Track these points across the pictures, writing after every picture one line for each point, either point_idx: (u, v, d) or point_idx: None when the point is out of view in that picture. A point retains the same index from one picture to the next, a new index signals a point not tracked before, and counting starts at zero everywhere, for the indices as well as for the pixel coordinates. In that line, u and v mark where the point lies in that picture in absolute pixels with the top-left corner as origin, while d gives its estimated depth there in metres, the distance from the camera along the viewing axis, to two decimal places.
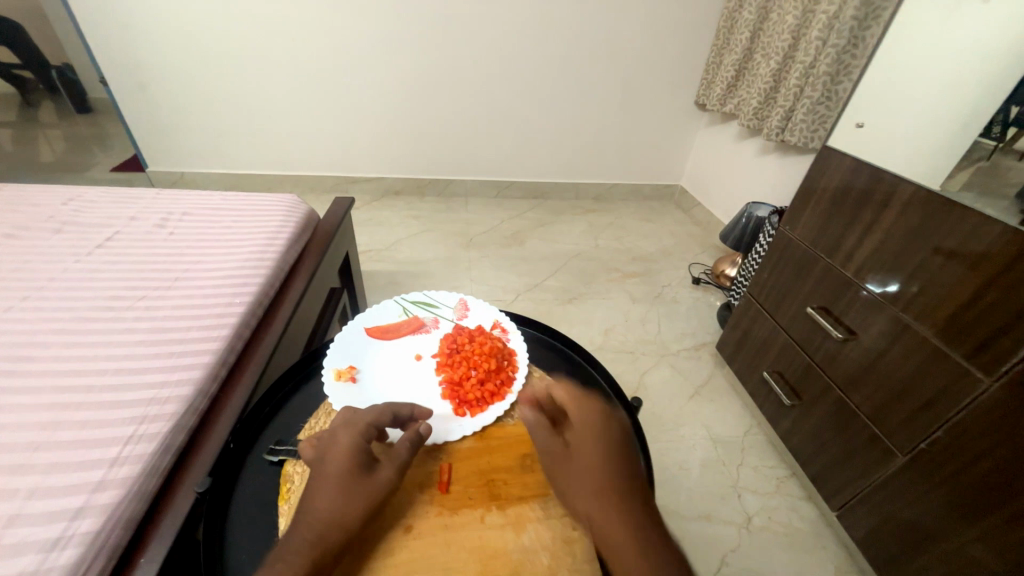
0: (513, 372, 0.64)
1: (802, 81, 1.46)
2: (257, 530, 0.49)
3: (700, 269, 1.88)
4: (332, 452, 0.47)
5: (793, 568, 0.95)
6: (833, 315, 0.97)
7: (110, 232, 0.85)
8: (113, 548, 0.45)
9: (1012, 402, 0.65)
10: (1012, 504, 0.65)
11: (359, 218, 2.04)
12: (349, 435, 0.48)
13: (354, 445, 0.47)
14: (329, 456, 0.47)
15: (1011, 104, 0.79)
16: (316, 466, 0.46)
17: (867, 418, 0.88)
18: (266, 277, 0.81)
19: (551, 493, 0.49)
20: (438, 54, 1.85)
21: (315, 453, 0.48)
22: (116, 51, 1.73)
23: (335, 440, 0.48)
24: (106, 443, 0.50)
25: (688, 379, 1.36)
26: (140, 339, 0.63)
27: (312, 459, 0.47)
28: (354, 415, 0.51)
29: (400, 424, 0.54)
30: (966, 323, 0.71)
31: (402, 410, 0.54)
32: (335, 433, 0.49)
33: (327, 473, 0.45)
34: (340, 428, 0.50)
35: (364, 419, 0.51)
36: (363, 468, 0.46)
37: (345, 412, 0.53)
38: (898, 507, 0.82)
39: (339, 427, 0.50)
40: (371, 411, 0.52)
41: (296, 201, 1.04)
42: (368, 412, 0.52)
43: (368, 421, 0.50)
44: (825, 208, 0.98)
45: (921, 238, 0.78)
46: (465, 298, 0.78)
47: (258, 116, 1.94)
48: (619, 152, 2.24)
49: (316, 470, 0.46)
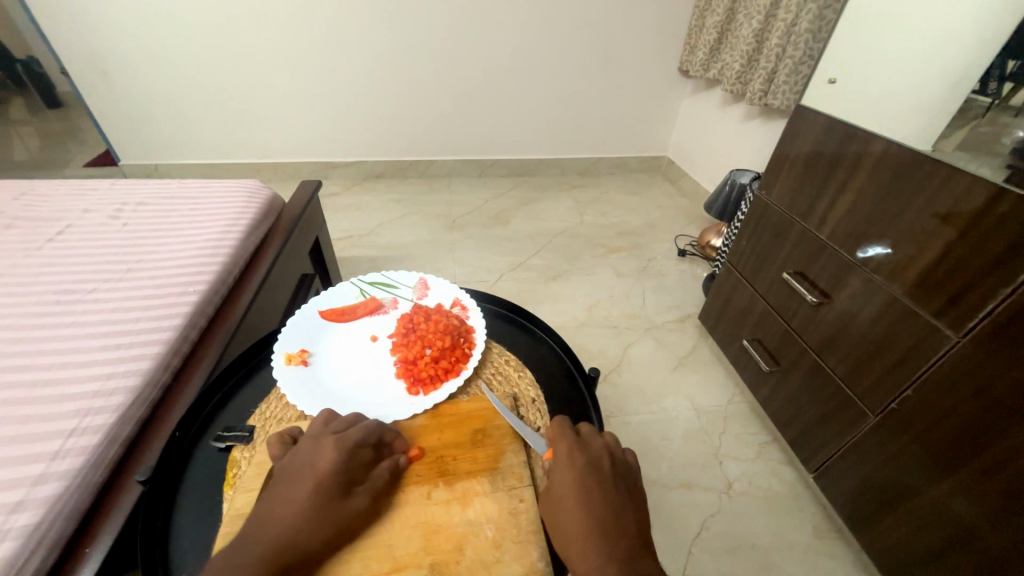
0: (470, 350, 0.68)
1: (784, 40, 1.41)
2: (200, 516, 0.51)
3: (686, 241, 1.86)
4: (312, 468, 0.47)
5: (771, 530, 0.96)
6: (808, 279, 0.95)
7: (60, 225, 0.82)
8: (55, 540, 0.46)
9: (983, 356, 0.64)
10: (981, 458, 0.64)
11: (339, 203, 2.00)
12: (332, 453, 0.47)
13: (334, 467, 0.46)
14: (308, 473, 0.46)
15: (1008, 57, 0.73)
16: (292, 479, 0.46)
17: (841, 379, 0.87)
18: (225, 264, 0.79)
19: (500, 467, 0.52)
20: (410, 28, 1.78)
21: (294, 462, 0.48)
22: (74, 38, 1.66)
23: (317, 455, 0.48)
24: (48, 437, 0.50)
25: (671, 350, 1.35)
26: (88, 331, 0.62)
27: (289, 468, 0.47)
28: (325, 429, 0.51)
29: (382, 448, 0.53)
30: (937, 280, 0.70)
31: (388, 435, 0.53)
32: (320, 447, 0.49)
33: (301, 487, 0.45)
34: (325, 443, 0.49)
35: (353, 438, 0.50)
36: (336, 495, 0.45)
37: (326, 420, 0.53)
38: (871, 466, 0.82)
39: (325, 440, 0.49)
40: (360, 429, 0.51)
41: (258, 185, 1.02)
42: (358, 430, 0.51)
43: (355, 441, 0.50)
44: (799, 171, 0.96)
45: (893, 195, 0.76)
46: (424, 277, 0.81)
47: (228, 102, 1.88)
48: (602, 124, 2.19)
49: (291, 480, 0.46)
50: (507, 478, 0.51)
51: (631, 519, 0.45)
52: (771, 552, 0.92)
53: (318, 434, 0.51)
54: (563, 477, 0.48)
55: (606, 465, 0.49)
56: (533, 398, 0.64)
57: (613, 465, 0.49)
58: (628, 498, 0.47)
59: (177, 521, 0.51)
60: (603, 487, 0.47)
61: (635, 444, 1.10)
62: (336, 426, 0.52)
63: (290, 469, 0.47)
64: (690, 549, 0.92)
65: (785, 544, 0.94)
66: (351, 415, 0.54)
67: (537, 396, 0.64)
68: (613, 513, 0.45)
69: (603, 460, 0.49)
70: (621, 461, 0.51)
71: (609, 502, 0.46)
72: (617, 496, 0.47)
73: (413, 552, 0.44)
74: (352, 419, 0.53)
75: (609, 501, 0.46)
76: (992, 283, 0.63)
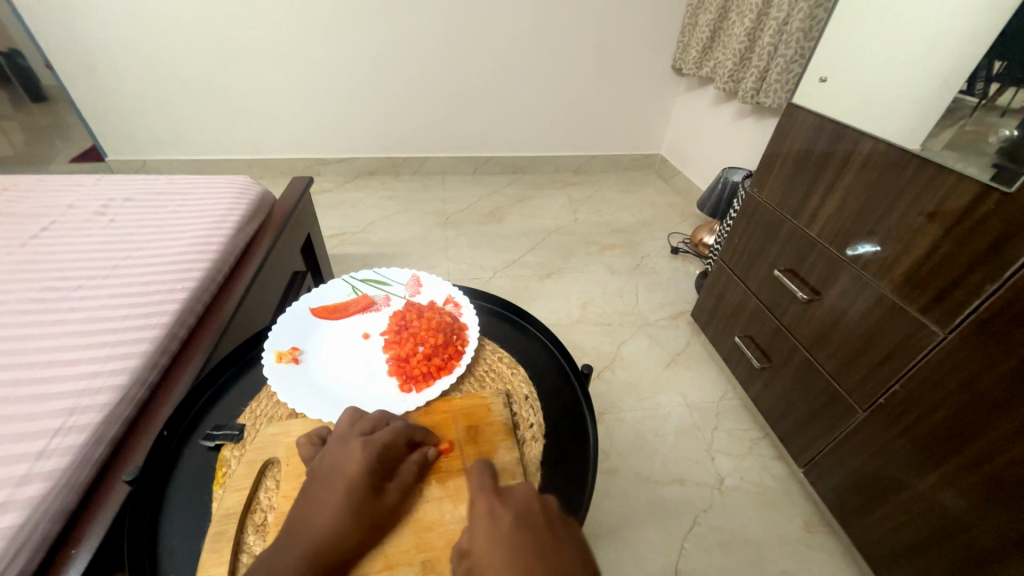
0: (462, 347, 0.68)
1: (776, 38, 1.41)
2: (189, 516, 0.51)
3: (679, 238, 1.86)
4: (342, 471, 0.47)
5: (763, 524, 0.97)
6: (799, 276, 0.96)
7: (44, 222, 0.81)
8: (40, 541, 0.45)
9: (966, 352, 0.65)
10: (965, 452, 0.66)
11: (332, 200, 1.98)
12: (361, 454, 0.48)
13: (364, 469, 0.47)
14: (340, 475, 0.47)
15: (995, 59, 0.70)
16: (325, 481, 0.47)
17: (830, 375, 0.88)
18: (215, 261, 0.78)
19: (493, 465, 0.53)
20: (402, 23, 1.76)
21: (324, 466, 0.48)
22: (58, 30, 1.62)
23: (347, 457, 0.48)
24: (32, 437, 0.49)
25: (665, 348, 1.36)
26: (73, 329, 0.61)
27: (321, 471, 0.48)
28: (349, 430, 0.52)
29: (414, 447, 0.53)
30: (922, 277, 0.71)
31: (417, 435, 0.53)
32: (349, 448, 0.49)
33: (336, 489, 0.46)
34: (352, 445, 0.49)
35: (382, 440, 0.50)
36: (369, 495, 0.46)
37: (350, 419, 0.53)
38: (861, 461, 0.83)
39: (353, 442, 0.49)
40: (388, 430, 0.51)
41: (248, 181, 1.01)
42: (385, 431, 0.51)
43: (384, 442, 0.50)
44: (789, 169, 0.97)
45: (881, 193, 0.77)
46: (417, 274, 0.81)
47: (217, 97, 1.85)
48: (596, 122, 2.19)
49: (325, 483, 0.47)
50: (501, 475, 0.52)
51: (574, 568, 0.39)
52: (763, 545, 0.93)
53: (345, 435, 0.51)
54: (481, 525, 0.43)
55: (536, 511, 0.43)
56: (526, 395, 0.65)
57: (544, 510, 0.44)
58: (570, 541, 0.41)
59: (165, 522, 0.50)
60: (530, 537, 0.41)
61: (628, 440, 1.11)
62: (361, 428, 0.52)
63: (321, 472, 0.48)
64: (683, 544, 0.93)
65: (777, 538, 0.95)
66: (374, 414, 0.53)
67: (529, 393, 0.65)
68: (553, 566, 0.39)
69: (533, 507, 0.44)
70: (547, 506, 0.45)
71: (547, 557, 0.39)
72: (556, 543, 0.41)
73: (405, 549, 0.45)
74: (377, 419, 0.53)
75: (546, 554, 0.40)
76: (976, 280, 0.64)
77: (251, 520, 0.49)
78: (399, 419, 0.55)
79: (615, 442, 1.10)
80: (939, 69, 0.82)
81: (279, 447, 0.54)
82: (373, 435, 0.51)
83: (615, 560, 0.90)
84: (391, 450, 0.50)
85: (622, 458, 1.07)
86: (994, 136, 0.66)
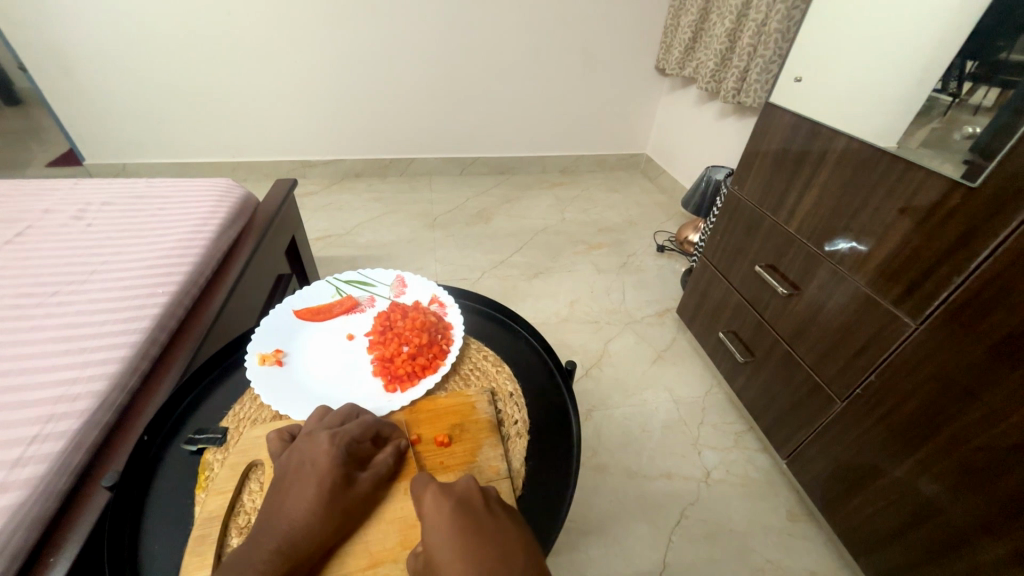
0: (447, 346, 0.69)
1: (755, 40, 1.44)
2: (171, 522, 0.50)
3: (665, 236, 1.89)
4: (312, 465, 0.47)
5: (747, 515, 0.99)
6: (779, 271, 0.98)
7: (20, 226, 0.79)
8: (18, 550, 0.44)
9: (939, 340, 0.67)
10: (935, 437, 0.68)
11: (318, 203, 1.97)
12: (331, 447, 0.48)
13: (335, 461, 0.47)
14: (310, 469, 0.47)
15: (967, 58, 0.73)
16: (295, 475, 0.47)
17: (810, 367, 0.91)
18: (196, 263, 0.77)
19: (477, 460, 0.54)
20: (388, 26, 1.77)
21: (293, 462, 0.48)
22: (31, 32, 1.58)
23: (316, 451, 0.48)
24: (8, 445, 0.48)
25: (652, 344, 1.38)
26: (49, 336, 0.59)
27: (290, 467, 0.48)
28: (318, 425, 0.52)
29: (382, 441, 0.54)
30: (895, 269, 0.73)
31: (384, 427, 0.54)
32: (317, 442, 0.49)
33: (307, 482, 0.46)
34: (321, 437, 0.49)
35: (350, 433, 0.51)
36: (340, 486, 0.46)
37: (321, 416, 0.53)
38: (842, 450, 0.85)
39: (322, 436, 0.49)
40: (358, 423, 0.52)
41: (230, 183, 1.00)
42: (355, 424, 0.52)
43: (353, 435, 0.51)
44: (768, 168, 0.99)
45: (855, 190, 0.79)
46: (402, 275, 0.81)
47: (199, 100, 1.83)
48: (581, 123, 2.21)
49: (293, 477, 0.47)
50: (483, 472, 0.53)
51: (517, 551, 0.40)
52: (749, 537, 0.95)
53: (314, 430, 0.51)
54: (435, 529, 0.41)
55: (478, 498, 0.44)
56: (511, 391, 0.66)
57: (485, 499, 0.44)
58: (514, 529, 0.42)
59: (147, 527, 0.50)
60: (478, 531, 0.41)
61: (616, 436, 1.12)
62: (330, 421, 0.53)
63: (291, 467, 0.48)
64: (671, 537, 0.94)
65: (761, 528, 0.97)
66: (346, 408, 0.54)
67: (514, 389, 0.66)
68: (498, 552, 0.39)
69: (474, 494, 0.44)
70: (489, 493, 0.45)
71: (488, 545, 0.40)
72: (499, 528, 0.41)
73: (389, 547, 0.46)
74: (345, 413, 0.54)
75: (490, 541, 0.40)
76: (944, 272, 0.66)
77: (234, 523, 0.49)
78: (375, 416, 0.56)
79: (603, 439, 1.11)
80: (908, 72, 0.85)
81: (263, 449, 0.54)
82: (342, 429, 0.51)
83: (604, 555, 0.91)
84: (362, 443, 0.51)
85: (610, 455, 1.08)
86: (964, 133, 0.69)
